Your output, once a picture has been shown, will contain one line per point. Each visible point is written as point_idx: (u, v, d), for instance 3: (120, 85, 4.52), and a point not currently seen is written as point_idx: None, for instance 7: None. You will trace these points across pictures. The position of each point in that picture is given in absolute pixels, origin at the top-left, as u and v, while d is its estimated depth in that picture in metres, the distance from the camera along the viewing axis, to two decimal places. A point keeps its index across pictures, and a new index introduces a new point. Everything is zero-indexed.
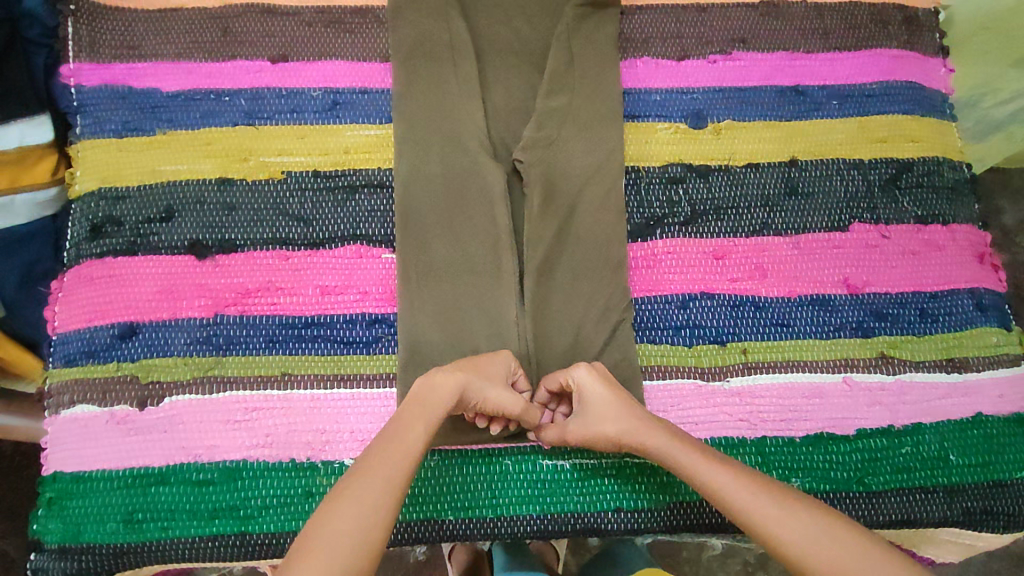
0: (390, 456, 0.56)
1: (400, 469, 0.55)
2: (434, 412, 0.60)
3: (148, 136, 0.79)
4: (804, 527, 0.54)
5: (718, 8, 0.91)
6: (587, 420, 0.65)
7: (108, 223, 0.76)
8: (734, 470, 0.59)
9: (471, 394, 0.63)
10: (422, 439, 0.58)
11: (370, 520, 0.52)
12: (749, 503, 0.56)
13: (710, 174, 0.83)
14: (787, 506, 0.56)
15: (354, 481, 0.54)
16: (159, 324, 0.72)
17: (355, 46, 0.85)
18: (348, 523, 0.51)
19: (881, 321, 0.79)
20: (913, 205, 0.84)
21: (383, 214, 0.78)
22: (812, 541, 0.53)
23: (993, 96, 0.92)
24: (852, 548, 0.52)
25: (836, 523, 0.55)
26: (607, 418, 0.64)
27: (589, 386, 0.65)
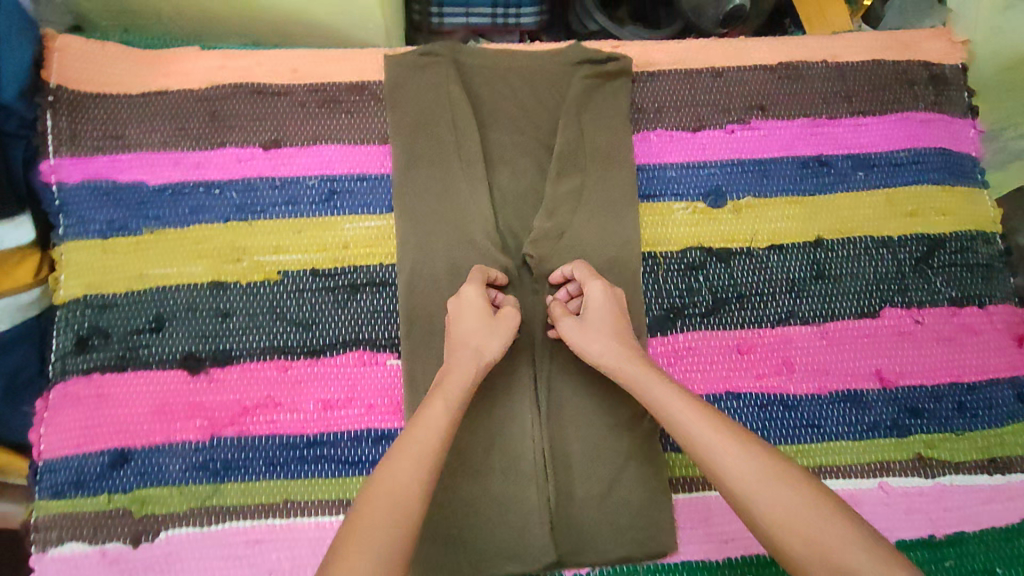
0: (419, 431, 0.57)
1: (433, 439, 0.57)
2: (457, 385, 0.61)
3: (134, 235, 0.74)
4: (755, 461, 0.54)
5: (734, 72, 0.86)
6: (586, 329, 0.67)
7: (95, 335, 0.71)
8: (701, 405, 0.59)
9: (483, 353, 0.65)
10: (445, 409, 0.59)
11: (410, 496, 0.52)
12: (705, 432, 0.56)
13: (731, 258, 0.79)
14: (744, 441, 0.55)
15: (390, 459, 0.55)
16: (152, 449, 0.68)
17: (353, 128, 0.80)
18: (390, 495, 0.52)
19: (917, 418, 0.75)
20: (947, 285, 0.79)
21: (386, 315, 0.74)
22: (758, 478, 0.53)
23: (1014, 130, 0.87)
24: (796, 490, 0.51)
25: (788, 466, 0.54)
26: (603, 336, 0.66)
27: (602, 301, 0.68)
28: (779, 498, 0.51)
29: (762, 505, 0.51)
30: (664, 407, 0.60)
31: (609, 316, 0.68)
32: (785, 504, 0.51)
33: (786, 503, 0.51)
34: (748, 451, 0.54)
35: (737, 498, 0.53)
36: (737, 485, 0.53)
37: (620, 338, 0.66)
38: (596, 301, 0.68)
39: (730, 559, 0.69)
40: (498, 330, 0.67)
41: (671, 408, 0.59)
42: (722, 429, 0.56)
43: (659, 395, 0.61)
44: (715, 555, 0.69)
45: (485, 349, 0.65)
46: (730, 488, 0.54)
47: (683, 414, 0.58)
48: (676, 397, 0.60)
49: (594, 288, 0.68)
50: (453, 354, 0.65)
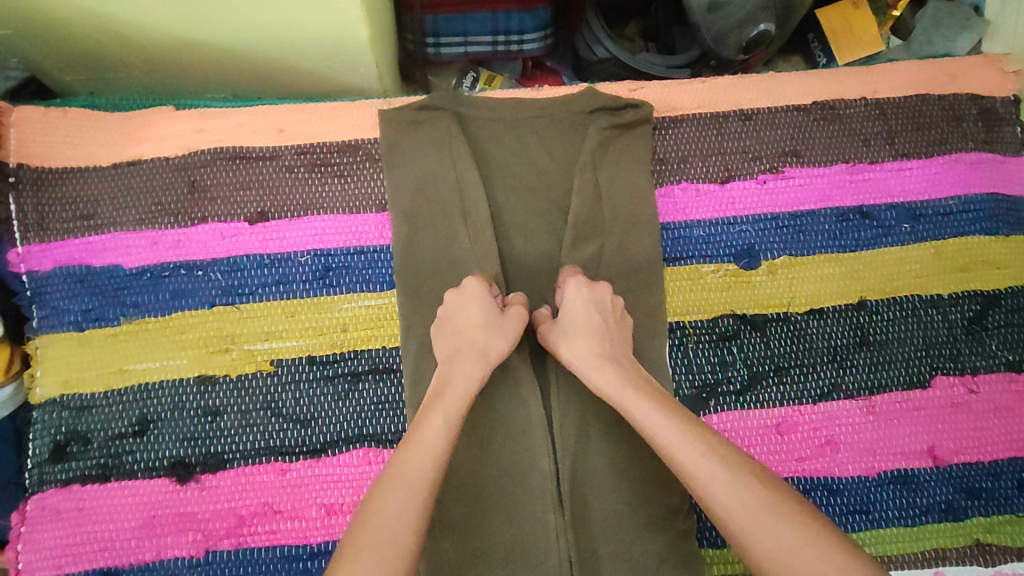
0: (415, 451, 0.53)
1: (429, 460, 0.52)
2: (456, 394, 0.58)
3: (112, 326, 0.68)
4: (735, 479, 0.49)
5: (765, 114, 0.78)
6: (562, 334, 0.64)
7: (73, 441, 0.65)
8: (679, 419, 0.54)
9: (486, 357, 0.62)
10: (444, 427, 0.55)
11: (403, 522, 0.48)
12: (678, 445, 0.52)
13: (767, 325, 0.72)
14: (723, 456, 0.50)
15: (382, 484, 0.51)
16: (141, 568, 0.63)
17: (346, 194, 0.72)
18: (381, 522, 0.47)
19: (974, 499, 0.69)
20: (1002, 348, 0.73)
21: (391, 406, 0.67)
22: (745, 500, 0.47)
23: None
24: (781, 515, 0.46)
25: (771, 486, 0.48)
26: (578, 336, 0.63)
27: (579, 302, 0.65)
28: (760, 524, 0.46)
29: (741, 529, 0.46)
30: (639, 418, 0.56)
31: (587, 322, 0.64)
32: (768, 530, 0.46)
33: (769, 528, 0.46)
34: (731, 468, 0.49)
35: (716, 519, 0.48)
36: (714, 505, 0.48)
37: (595, 337, 0.63)
38: (575, 305, 0.65)
39: None
40: (502, 331, 0.64)
41: (643, 420, 0.55)
42: (699, 441, 0.52)
43: (634, 405, 0.56)
44: None
45: (490, 352, 0.62)
46: (708, 509, 0.49)
47: (659, 426, 0.54)
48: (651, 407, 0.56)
49: (571, 289, 0.66)
50: (455, 357, 0.62)
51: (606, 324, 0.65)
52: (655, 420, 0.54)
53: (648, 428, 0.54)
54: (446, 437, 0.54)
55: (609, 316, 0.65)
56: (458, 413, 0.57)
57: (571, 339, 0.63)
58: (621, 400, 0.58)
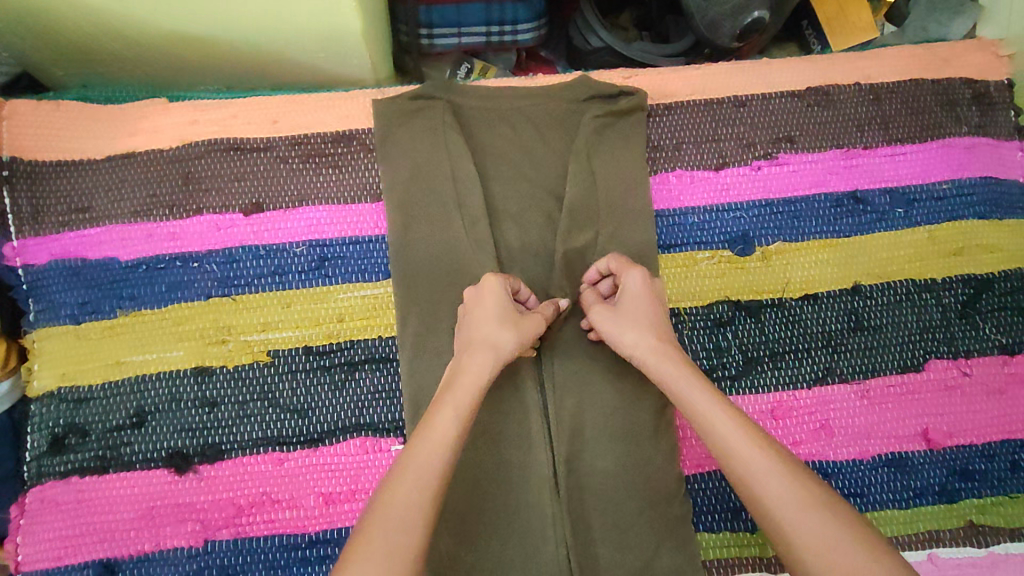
0: (421, 446, 0.52)
1: (435, 454, 0.52)
2: (466, 391, 0.57)
3: (108, 319, 0.68)
4: (798, 487, 0.49)
5: (759, 100, 0.78)
6: (618, 315, 0.63)
7: (71, 433, 0.66)
8: (732, 411, 0.54)
9: (501, 354, 0.60)
10: (452, 421, 0.54)
11: (413, 515, 0.48)
12: (742, 447, 0.51)
13: (762, 311, 0.72)
14: (784, 462, 0.50)
15: (392, 479, 0.51)
16: (140, 559, 0.64)
17: (341, 184, 0.72)
18: (390, 517, 0.48)
19: (967, 481, 0.69)
20: (996, 331, 0.73)
21: (388, 395, 0.68)
22: (794, 499, 0.48)
23: None
24: (842, 525, 0.46)
25: (831, 496, 0.49)
26: (641, 324, 0.61)
27: (639, 288, 0.63)
28: (822, 530, 0.46)
29: (800, 535, 0.46)
30: (702, 414, 0.54)
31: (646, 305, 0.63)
32: (829, 537, 0.45)
33: (830, 534, 0.45)
34: (781, 468, 0.50)
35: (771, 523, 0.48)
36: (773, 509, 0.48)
37: (658, 327, 0.62)
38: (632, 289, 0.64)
39: None
40: (520, 328, 0.62)
41: (708, 416, 0.54)
42: (762, 446, 0.51)
43: (698, 401, 0.55)
44: None
45: (505, 350, 0.60)
46: (765, 512, 0.48)
47: (722, 425, 0.53)
48: (716, 405, 0.55)
49: (632, 277, 0.64)
50: (469, 352, 0.60)
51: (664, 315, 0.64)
52: (722, 417, 0.53)
53: (711, 426, 0.53)
54: (455, 431, 0.54)
55: (664, 306, 0.64)
56: (467, 407, 0.56)
57: (636, 326, 0.61)
58: (684, 392, 0.56)
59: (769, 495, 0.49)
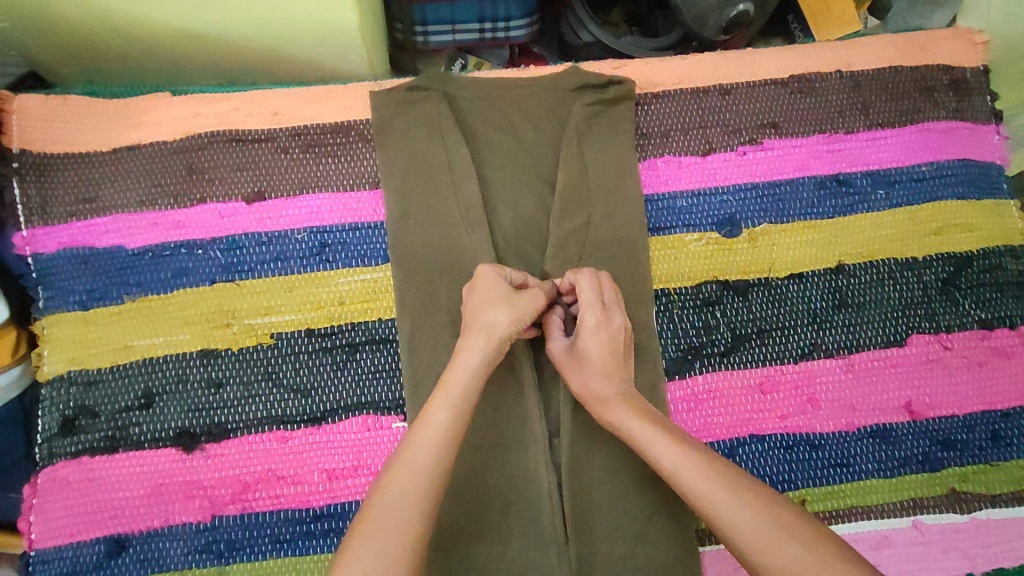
0: (420, 436, 0.55)
1: (435, 444, 0.54)
2: (460, 380, 0.59)
3: (116, 304, 0.70)
4: (756, 513, 0.50)
5: (744, 88, 0.81)
6: (572, 359, 0.65)
7: (81, 415, 0.68)
8: (689, 448, 0.56)
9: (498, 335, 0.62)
10: (447, 410, 0.57)
11: (413, 502, 0.51)
12: (695, 485, 0.53)
13: (749, 290, 0.75)
14: (740, 489, 0.52)
15: (392, 469, 0.53)
16: (150, 534, 0.66)
17: (340, 173, 0.75)
18: (392, 506, 0.50)
19: (948, 450, 0.72)
20: (975, 306, 0.76)
21: (388, 375, 0.70)
22: (757, 527, 0.49)
23: None
24: (800, 544, 0.47)
25: (788, 515, 0.50)
26: (587, 373, 0.64)
27: (593, 333, 0.65)
28: (780, 553, 0.47)
29: (762, 560, 0.48)
30: (659, 458, 0.56)
31: (601, 352, 0.65)
32: (786, 559, 0.47)
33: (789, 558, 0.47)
34: (739, 497, 0.51)
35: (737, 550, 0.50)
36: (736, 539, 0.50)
37: (605, 371, 0.64)
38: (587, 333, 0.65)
39: None
40: (514, 309, 0.63)
41: (664, 460, 0.56)
42: (715, 479, 0.53)
43: (653, 444, 0.57)
44: None
45: (498, 332, 0.62)
46: (731, 543, 0.50)
47: (678, 465, 0.55)
48: (669, 447, 0.57)
49: (587, 320, 0.65)
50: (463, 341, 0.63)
51: (618, 357, 0.65)
52: (675, 458, 0.55)
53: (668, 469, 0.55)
54: (452, 422, 0.56)
55: (620, 346, 0.66)
56: (464, 398, 0.58)
57: (584, 372, 0.65)
58: (641, 438, 0.59)
59: (731, 526, 0.50)
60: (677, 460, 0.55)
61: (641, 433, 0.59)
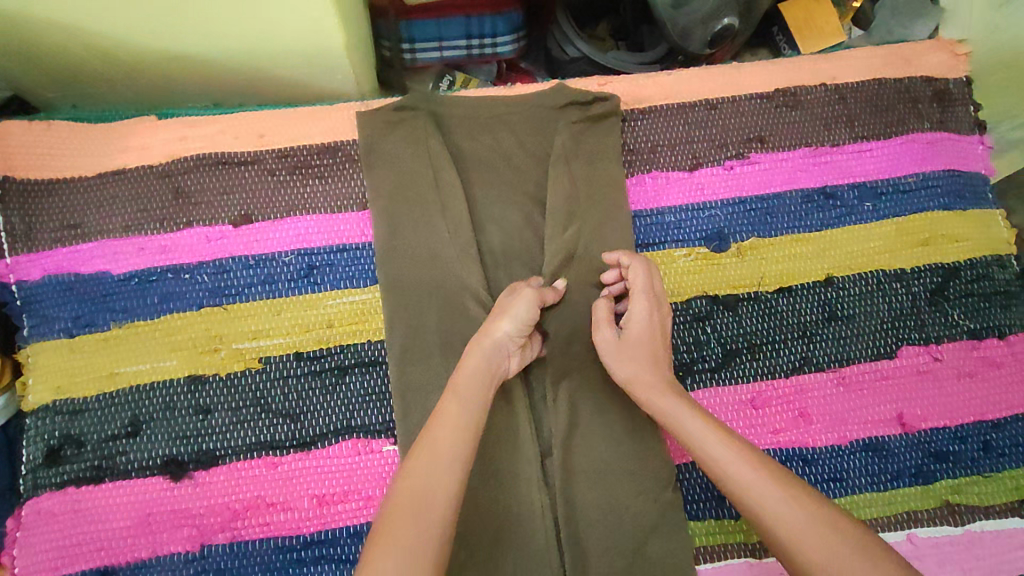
0: (438, 429, 0.55)
1: (455, 437, 0.55)
2: (467, 375, 0.60)
3: (102, 331, 0.69)
4: (801, 509, 0.50)
5: (729, 103, 0.81)
6: (619, 347, 0.65)
7: (67, 444, 0.67)
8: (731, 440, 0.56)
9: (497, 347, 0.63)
10: (464, 406, 0.57)
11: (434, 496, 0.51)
12: (743, 475, 0.53)
13: (739, 305, 0.75)
14: (785, 486, 0.52)
15: (411, 461, 0.54)
16: (138, 565, 0.64)
17: (327, 194, 0.74)
18: (415, 499, 0.51)
19: (941, 463, 0.71)
20: (964, 317, 0.76)
21: (378, 398, 0.69)
22: (800, 524, 0.49)
23: None
24: (847, 540, 0.48)
25: (838, 518, 0.50)
26: (634, 361, 0.64)
27: (642, 323, 0.65)
28: (833, 550, 0.47)
29: (808, 552, 0.48)
30: (707, 450, 0.56)
31: (649, 342, 0.65)
32: (834, 552, 0.47)
33: (834, 554, 0.47)
34: (784, 494, 0.51)
35: (782, 545, 0.49)
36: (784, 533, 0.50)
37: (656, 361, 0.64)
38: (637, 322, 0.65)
39: None
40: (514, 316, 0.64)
41: (712, 452, 0.56)
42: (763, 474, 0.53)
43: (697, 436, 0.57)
44: None
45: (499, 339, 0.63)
46: (774, 536, 0.50)
47: (723, 455, 0.55)
48: (713, 436, 0.57)
49: (638, 307, 0.66)
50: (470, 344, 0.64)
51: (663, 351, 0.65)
52: (720, 447, 0.55)
53: (717, 462, 0.55)
54: (467, 416, 0.57)
55: (667, 339, 0.66)
56: (476, 393, 0.59)
57: (629, 361, 0.65)
58: (687, 428, 0.58)
59: (775, 522, 0.50)
60: (719, 451, 0.55)
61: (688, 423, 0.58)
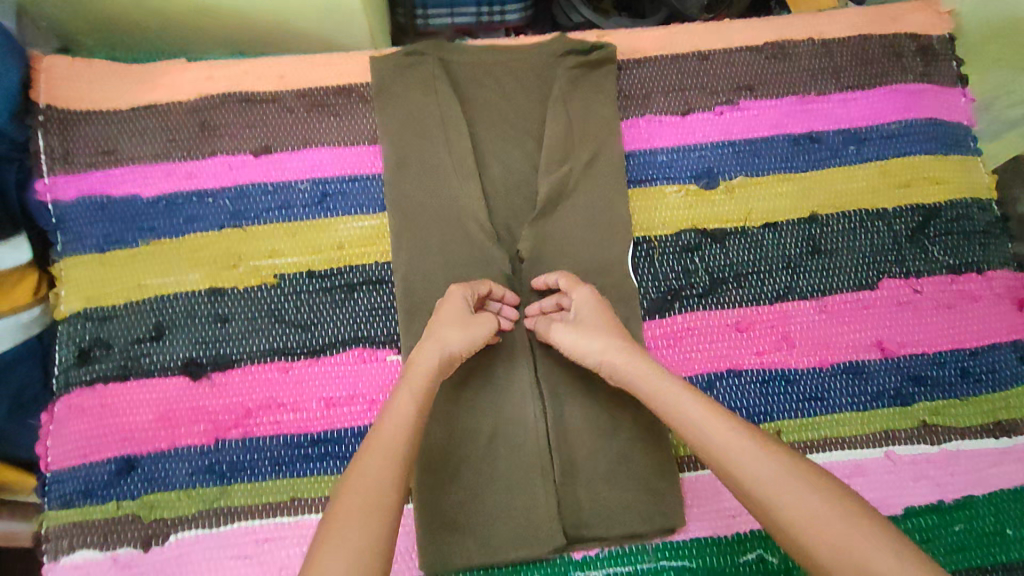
0: (386, 427, 0.55)
1: (403, 432, 0.54)
2: (423, 374, 0.60)
3: (131, 248, 0.75)
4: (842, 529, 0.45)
5: (721, 54, 0.86)
6: (578, 327, 0.66)
7: (96, 346, 0.72)
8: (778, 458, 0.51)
9: (449, 353, 0.63)
10: (413, 402, 0.57)
11: (384, 485, 0.50)
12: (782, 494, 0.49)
13: (726, 238, 0.79)
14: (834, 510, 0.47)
15: (362, 453, 0.53)
16: (158, 455, 0.69)
17: (342, 130, 0.80)
18: (362, 490, 0.50)
19: (919, 386, 0.74)
20: (944, 253, 0.79)
21: (384, 313, 0.74)
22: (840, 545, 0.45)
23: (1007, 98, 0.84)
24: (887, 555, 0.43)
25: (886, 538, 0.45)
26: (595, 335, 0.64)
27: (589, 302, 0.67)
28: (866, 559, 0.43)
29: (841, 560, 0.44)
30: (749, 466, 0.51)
31: (601, 316, 0.66)
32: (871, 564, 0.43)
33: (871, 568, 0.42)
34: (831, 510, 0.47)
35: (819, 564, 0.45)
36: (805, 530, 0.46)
37: (602, 328, 0.65)
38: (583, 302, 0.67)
39: (739, 534, 0.68)
40: (470, 329, 0.65)
41: (751, 468, 0.51)
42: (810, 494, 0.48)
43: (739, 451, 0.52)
44: (723, 531, 0.68)
45: (450, 349, 0.63)
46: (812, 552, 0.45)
47: (764, 473, 0.50)
48: (756, 453, 0.51)
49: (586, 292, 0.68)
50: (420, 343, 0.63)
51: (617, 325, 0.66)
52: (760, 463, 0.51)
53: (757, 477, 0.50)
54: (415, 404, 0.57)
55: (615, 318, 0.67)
56: (425, 392, 0.58)
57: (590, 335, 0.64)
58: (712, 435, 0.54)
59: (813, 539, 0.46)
60: (758, 466, 0.51)
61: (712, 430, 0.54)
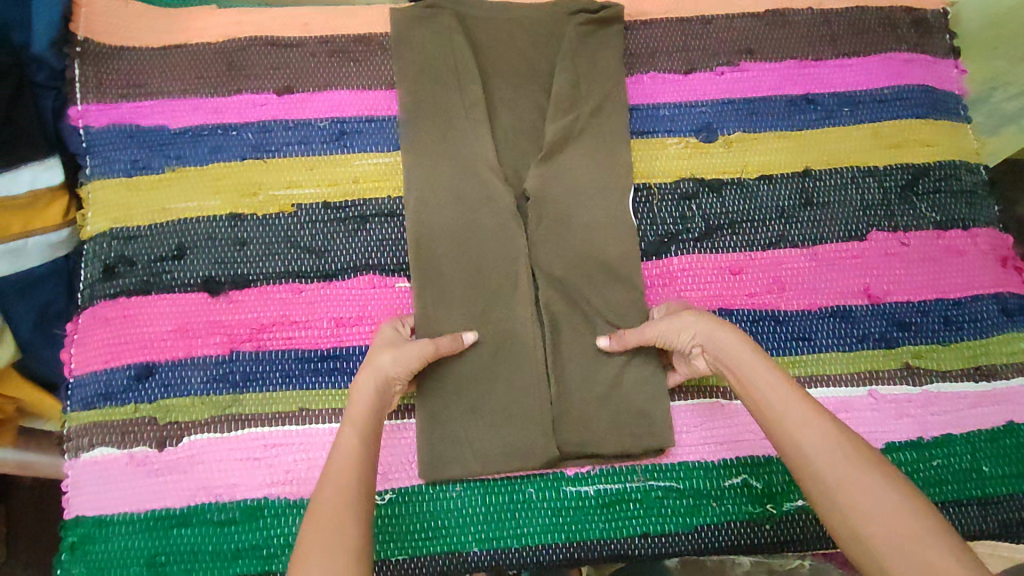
0: (336, 460, 0.57)
1: (352, 459, 0.56)
2: (360, 404, 0.61)
3: (157, 174, 0.79)
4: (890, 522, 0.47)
5: (724, 19, 0.90)
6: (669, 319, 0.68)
7: (120, 263, 0.76)
8: (837, 439, 0.53)
9: (382, 376, 0.63)
10: (354, 432, 0.59)
11: (344, 503, 0.53)
12: (838, 477, 0.51)
13: (723, 187, 0.83)
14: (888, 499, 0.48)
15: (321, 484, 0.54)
16: (175, 363, 0.73)
17: (360, 74, 0.84)
18: (328, 512, 0.52)
19: (903, 331, 0.78)
20: (931, 210, 0.83)
21: (394, 243, 0.78)
22: (892, 537, 0.47)
23: (1004, 90, 0.88)
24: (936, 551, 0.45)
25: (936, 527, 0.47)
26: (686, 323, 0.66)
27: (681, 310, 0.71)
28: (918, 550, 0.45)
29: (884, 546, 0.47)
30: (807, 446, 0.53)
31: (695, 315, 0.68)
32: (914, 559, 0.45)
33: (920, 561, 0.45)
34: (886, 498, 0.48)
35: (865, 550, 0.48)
36: (850, 513, 0.49)
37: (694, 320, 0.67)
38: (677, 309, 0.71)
39: (724, 460, 0.73)
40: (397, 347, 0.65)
41: (810, 447, 0.53)
42: (868, 481, 0.50)
43: (800, 429, 0.54)
44: (710, 457, 0.73)
45: (381, 365, 0.64)
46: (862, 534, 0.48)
47: (821, 453, 0.52)
48: (816, 434, 0.53)
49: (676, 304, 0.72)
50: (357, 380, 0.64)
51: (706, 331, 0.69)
52: (819, 444, 0.53)
53: (812, 457, 0.52)
54: (361, 433, 0.59)
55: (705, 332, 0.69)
56: (368, 420, 0.60)
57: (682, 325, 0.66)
58: (773, 409, 0.56)
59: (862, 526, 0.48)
60: (817, 445, 0.53)
61: (782, 408, 0.56)
